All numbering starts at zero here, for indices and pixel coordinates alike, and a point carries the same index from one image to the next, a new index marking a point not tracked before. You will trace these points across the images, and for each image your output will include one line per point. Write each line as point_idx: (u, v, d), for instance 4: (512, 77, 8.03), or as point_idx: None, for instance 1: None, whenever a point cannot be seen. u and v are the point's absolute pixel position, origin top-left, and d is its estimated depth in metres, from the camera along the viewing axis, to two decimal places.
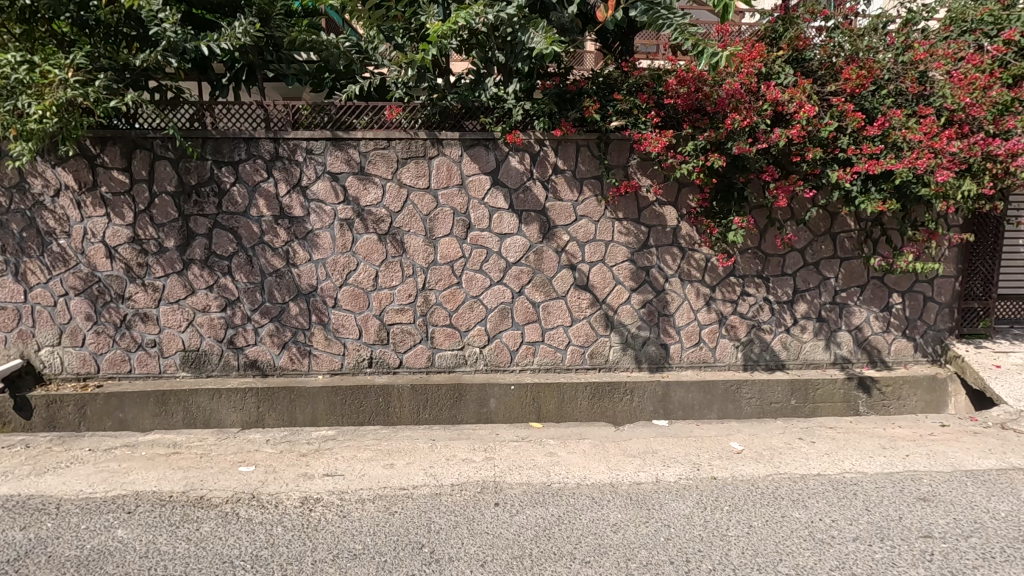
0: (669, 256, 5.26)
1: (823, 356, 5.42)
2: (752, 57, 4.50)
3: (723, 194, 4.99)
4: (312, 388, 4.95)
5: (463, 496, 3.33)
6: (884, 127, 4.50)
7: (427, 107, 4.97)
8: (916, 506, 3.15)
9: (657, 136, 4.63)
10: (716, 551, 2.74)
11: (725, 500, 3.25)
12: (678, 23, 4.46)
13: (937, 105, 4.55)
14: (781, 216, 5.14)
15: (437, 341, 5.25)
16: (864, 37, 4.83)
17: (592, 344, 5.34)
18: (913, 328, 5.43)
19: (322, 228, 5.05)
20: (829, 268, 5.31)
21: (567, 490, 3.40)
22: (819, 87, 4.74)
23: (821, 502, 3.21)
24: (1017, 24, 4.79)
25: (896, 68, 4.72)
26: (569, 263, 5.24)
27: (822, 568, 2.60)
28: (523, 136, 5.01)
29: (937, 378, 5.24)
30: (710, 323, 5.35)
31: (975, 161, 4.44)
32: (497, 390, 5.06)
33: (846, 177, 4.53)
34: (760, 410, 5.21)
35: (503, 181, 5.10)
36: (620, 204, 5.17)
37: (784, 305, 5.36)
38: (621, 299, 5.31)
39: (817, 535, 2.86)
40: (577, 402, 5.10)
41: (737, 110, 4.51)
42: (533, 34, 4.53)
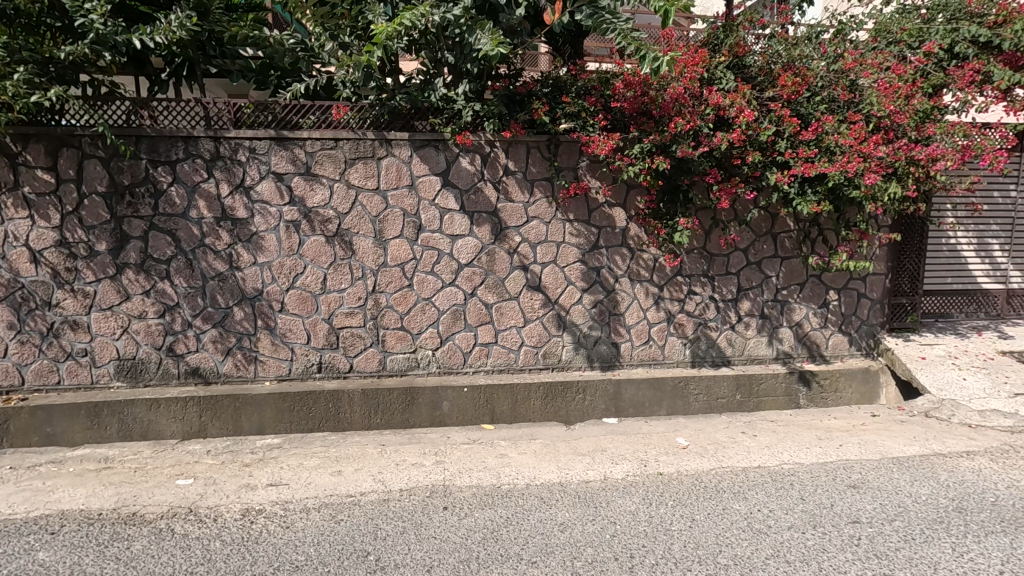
0: (619, 257, 5.36)
1: (766, 352, 5.63)
2: (695, 62, 4.63)
3: (670, 195, 5.14)
4: (258, 394, 4.77)
5: (411, 501, 3.29)
6: (819, 132, 4.70)
7: (375, 107, 4.92)
8: (846, 493, 3.31)
9: (604, 138, 4.73)
10: (659, 546, 2.80)
11: (669, 495, 3.33)
12: (621, 27, 4.55)
13: (865, 112, 4.79)
14: (725, 216, 5.34)
15: (389, 344, 5.17)
16: (799, 46, 5.06)
17: (544, 344, 5.37)
18: (848, 323, 5.71)
19: (267, 229, 4.90)
20: (770, 267, 5.53)
21: (516, 491, 3.41)
22: (758, 92, 4.92)
23: (759, 493, 3.33)
24: (936, 37, 5.12)
25: (828, 76, 4.95)
26: (521, 264, 5.26)
27: (758, 557, 2.69)
28: (474, 137, 5.01)
29: (870, 371, 5.53)
30: (659, 321, 5.48)
31: (900, 165, 4.69)
32: (450, 392, 5.02)
33: (784, 179, 4.70)
34: (707, 405, 5.35)
35: (453, 182, 5.08)
36: (571, 205, 5.24)
37: (728, 303, 5.54)
38: (572, 299, 5.37)
39: (755, 526, 2.96)
40: (531, 403, 5.12)
41: (680, 114, 4.64)
42: (479, 35, 4.52)
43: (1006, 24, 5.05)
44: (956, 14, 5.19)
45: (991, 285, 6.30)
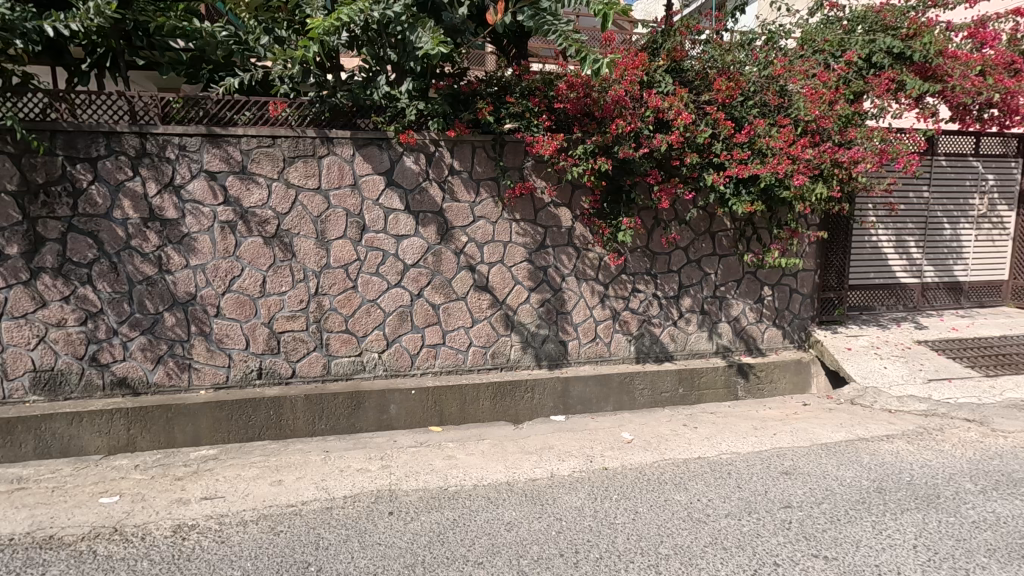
0: (565, 256, 5.43)
1: (707, 346, 5.84)
2: (634, 65, 4.74)
3: (614, 196, 5.26)
4: (192, 404, 4.53)
5: (355, 508, 3.21)
6: (751, 135, 4.91)
7: (315, 104, 4.80)
8: (779, 479, 3.47)
9: (548, 139, 4.78)
10: (604, 539, 2.84)
11: (614, 489, 3.39)
12: (563, 29, 4.61)
13: (794, 116, 5.03)
14: (666, 216, 5.51)
15: (333, 347, 5.04)
16: (733, 52, 5.27)
17: (492, 344, 5.37)
18: (782, 318, 6.00)
19: (200, 230, 4.67)
20: (709, 265, 5.74)
21: (463, 493, 3.38)
22: (695, 96, 5.09)
23: (699, 483, 3.45)
24: (855, 48, 5.45)
25: (759, 81, 5.18)
26: (468, 265, 5.24)
27: (698, 545, 2.78)
28: (418, 136, 4.95)
29: (801, 362, 5.83)
30: (605, 319, 5.59)
31: (825, 167, 4.94)
32: (398, 395, 4.93)
33: (720, 180, 4.88)
34: (652, 400, 5.50)
35: (398, 182, 5.01)
36: (517, 205, 5.26)
37: (671, 300, 5.71)
38: (520, 299, 5.39)
39: (694, 515, 3.06)
40: (479, 403, 5.10)
41: (621, 116, 4.74)
42: (421, 34, 4.46)
43: (917, 36, 5.43)
44: (873, 26, 5.55)
45: (909, 279, 6.77)
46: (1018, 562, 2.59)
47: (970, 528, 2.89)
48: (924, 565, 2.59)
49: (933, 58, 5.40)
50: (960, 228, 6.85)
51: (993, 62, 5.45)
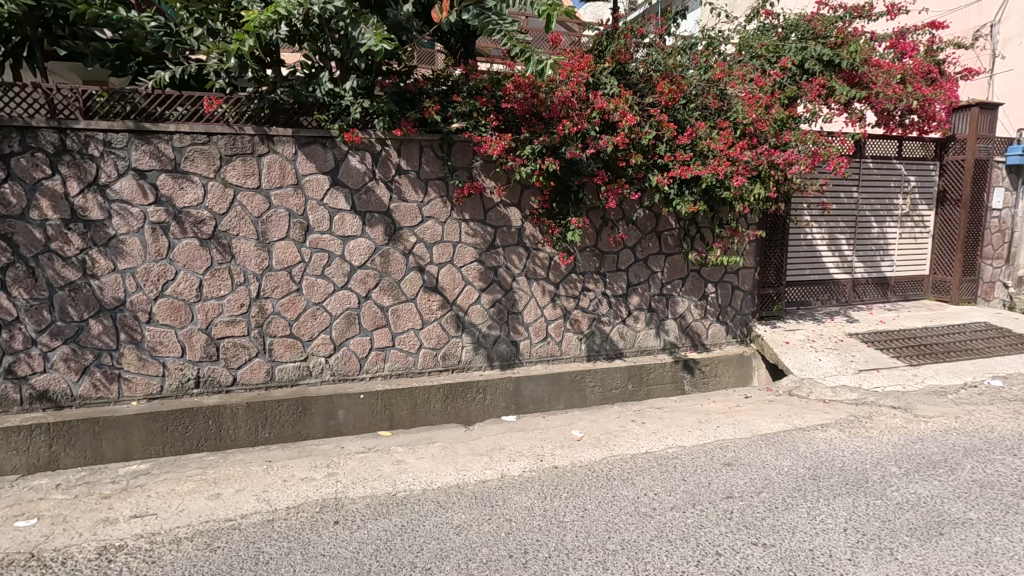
0: (515, 256, 5.44)
1: (655, 343, 5.98)
2: (580, 67, 4.79)
3: (562, 196, 5.31)
4: (123, 416, 4.27)
5: (299, 518, 3.10)
6: (693, 137, 5.05)
7: (254, 101, 4.61)
8: (721, 471, 3.59)
9: (496, 139, 4.76)
10: (553, 538, 2.86)
11: (564, 488, 3.42)
12: (507, 29, 4.60)
13: (733, 119, 5.21)
14: (614, 216, 5.61)
15: (277, 352, 4.86)
16: (675, 55, 5.41)
17: (443, 345, 5.32)
18: (725, 314, 6.21)
19: (129, 232, 4.41)
20: (656, 263, 5.88)
21: (412, 497, 3.33)
22: (640, 98, 5.20)
23: (645, 478, 3.52)
24: (789, 54, 5.71)
25: (700, 85, 5.34)
26: (417, 265, 5.17)
27: (644, 539, 2.83)
28: (363, 135, 4.84)
29: (744, 356, 6.06)
30: (556, 318, 5.63)
31: (763, 168, 5.14)
32: (346, 400, 4.81)
33: (664, 181, 5.01)
34: (603, 397, 5.58)
35: (343, 181, 4.88)
36: (466, 205, 5.24)
37: (620, 298, 5.81)
38: (470, 299, 5.36)
39: (641, 510, 3.12)
40: (431, 405, 5.04)
41: (568, 116, 4.78)
42: (363, 30, 4.33)
43: (844, 45, 5.73)
44: (805, 34, 5.82)
45: (841, 275, 7.14)
46: (936, 539, 2.77)
47: (895, 509, 3.07)
48: (853, 546, 2.73)
49: (859, 66, 5.71)
50: (886, 227, 7.28)
51: (913, 70, 5.82)
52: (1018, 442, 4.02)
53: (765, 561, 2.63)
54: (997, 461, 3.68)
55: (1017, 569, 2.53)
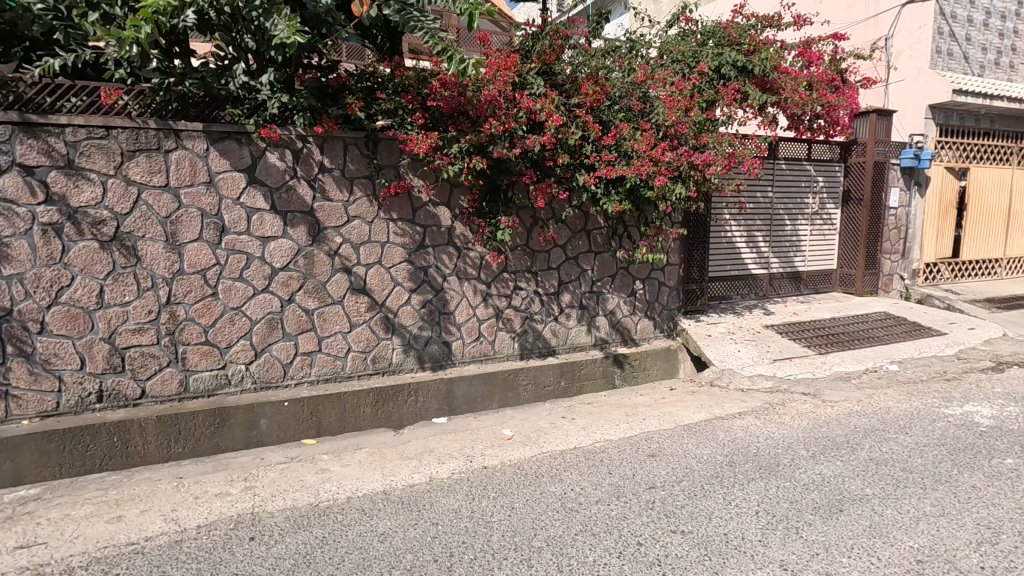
0: (446, 256, 5.38)
1: (586, 340, 6.09)
2: (506, 66, 4.80)
3: (492, 195, 5.31)
4: (12, 437, 3.86)
5: (211, 537, 2.92)
6: (617, 137, 5.18)
7: (159, 92, 4.32)
8: (645, 462, 3.70)
9: (422, 137, 4.68)
10: (479, 539, 2.84)
11: (493, 487, 3.41)
12: (429, 27, 4.54)
13: (655, 121, 5.38)
14: (544, 215, 5.68)
15: (191, 361, 4.56)
16: (599, 58, 5.53)
17: (373, 348, 5.18)
18: (652, 309, 6.42)
19: (15, 234, 4.00)
20: (586, 261, 6.00)
21: (335, 507, 3.21)
22: (566, 99, 5.28)
23: (573, 473, 3.57)
24: (706, 60, 5.96)
25: (623, 87, 5.48)
26: (343, 267, 5.01)
27: (569, 534, 2.87)
28: (282, 131, 4.63)
29: (670, 350, 6.29)
30: (488, 318, 5.62)
31: (683, 169, 5.33)
32: (269, 408, 4.58)
33: (591, 181, 5.11)
34: (536, 395, 5.63)
35: (261, 180, 4.65)
36: (394, 205, 5.13)
37: (551, 296, 5.88)
38: (400, 300, 5.26)
39: (567, 505, 3.16)
40: (360, 410, 4.89)
41: (495, 116, 4.78)
42: (277, 21, 4.15)
43: (756, 52, 6.04)
44: (721, 40, 6.09)
45: (759, 270, 7.56)
46: (836, 516, 2.97)
47: (801, 490, 3.26)
48: (763, 528, 2.88)
49: (770, 73, 6.04)
50: (798, 224, 7.77)
51: (818, 78, 6.21)
52: (909, 421, 4.39)
53: (683, 547, 2.73)
54: (891, 440, 4.01)
55: (904, 538, 2.75)
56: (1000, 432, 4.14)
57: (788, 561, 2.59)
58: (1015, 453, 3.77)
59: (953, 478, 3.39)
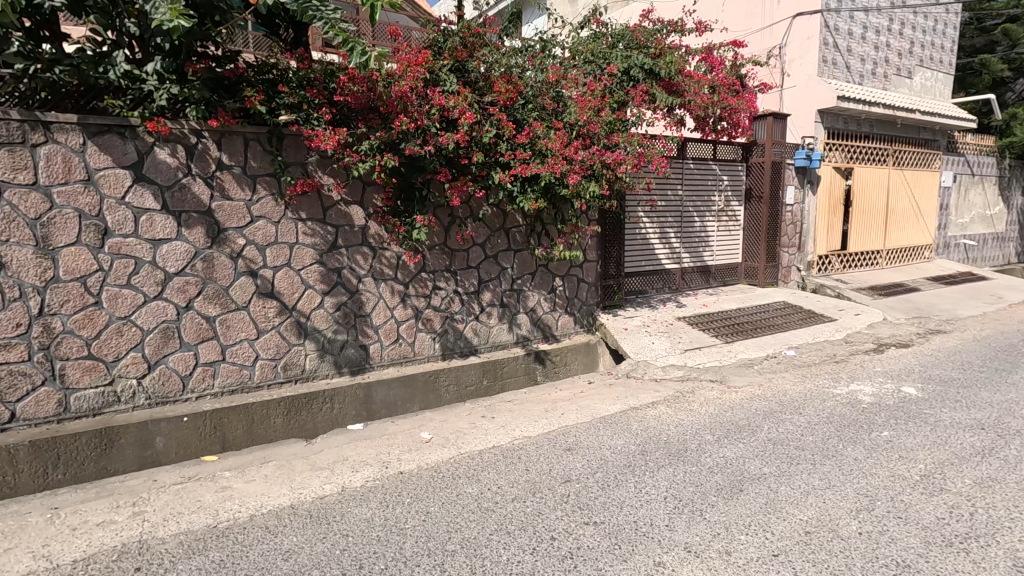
0: (360, 256, 5.21)
1: (508, 338, 6.10)
2: (417, 62, 4.70)
3: (406, 194, 5.20)
4: None
5: (89, 572, 2.64)
6: (531, 136, 5.21)
7: (23, 79, 3.89)
8: (562, 456, 3.75)
9: (329, 134, 4.49)
10: (391, 547, 2.75)
11: (408, 493, 3.33)
12: (328, 17, 4.36)
13: (567, 120, 5.48)
14: (461, 213, 5.63)
15: (71, 379, 4.08)
16: (511, 57, 5.55)
17: (283, 355, 4.91)
18: (572, 305, 6.54)
19: None
20: (506, 259, 6.02)
21: (236, 527, 3.01)
22: (479, 96, 5.24)
23: (490, 472, 3.56)
24: (616, 61, 6.14)
25: (536, 86, 5.53)
26: (248, 270, 4.71)
27: (484, 534, 2.85)
28: (172, 125, 4.29)
29: (590, 345, 6.44)
30: (407, 319, 5.50)
31: (596, 167, 5.47)
32: (166, 425, 4.21)
33: (507, 179, 5.13)
34: (458, 395, 5.57)
35: (149, 177, 4.28)
36: (302, 204, 4.90)
37: (471, 295, 5.84)
38: (312, 304, 5.02)
39: (483, 505, 3.14)
40: (271, 421, 4.62)
41: (406, 112, 4.66)
42: (159, 4, 3.82)
43: (662, 55, 6.28)
44: (630, 43, 6.29)
45: (672, 265, 7.91)
46: (736, 496, 3.14)
47: (706, 473, 3.42)
48: (670, 512, 2.99)
49: (675, 76, 6.31)
50: (706, 221, 8.20)
51: (720, 81, 6.55)
52: (802, 402, 4.74)
53: (594, 538, 2.78)
54: (786, 420, 4.31)
55: (795, 512, 2.95)
56: (878, 407, 4.56)
57: (692, 543, 2.70)
58: (891, 425, 4.17)
59: (838, 452, 3.69)
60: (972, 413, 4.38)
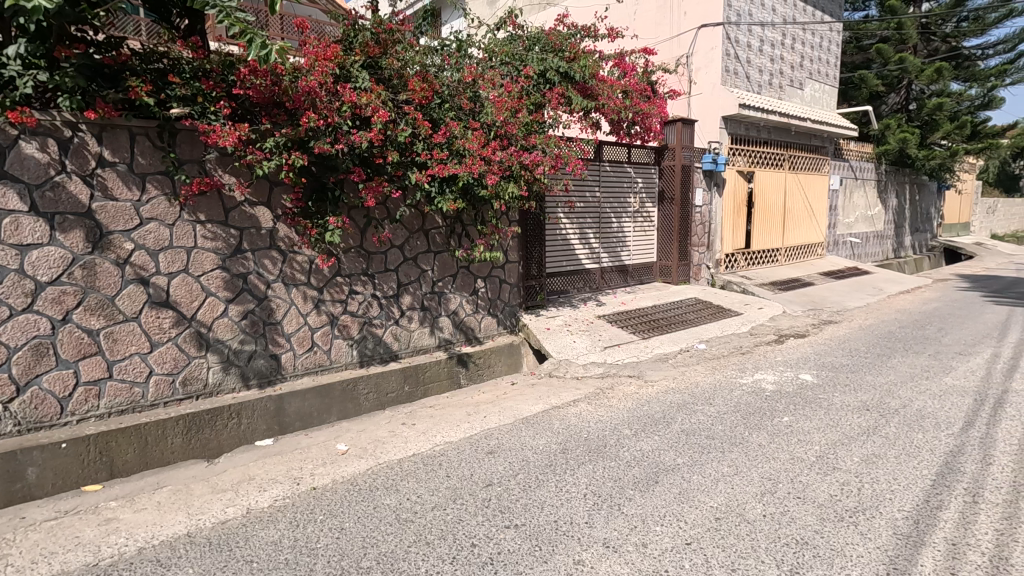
0: (268, 260, 4.90)
1: (430, 341, 5.98)
2: (326, 57, 4.49)
3: (318, 194, 4.96)
4: None
5: None
6: (448, 136, 5.13)
7: None
8: (483, 460, 3.69)
9: (229, 129, 4.18)
10: (301, 570, 2.58)
11: (321, 509, 3.15)
12: (222, 5, 4.08)
13: (484, 120, 5.44)
14: (378, 215, 5.46)
15: None
16: (425, 55, 5.44)
17: (182, 369, 4.50)
18: (494, 307, 6.52)
19: None
20: (426, 262, 5.90)
21: (122, 563, 2.70)
22: (393, 95, 5.09)
23: (409, 481, 3.44)
24: (532, 64, 6.18)
25: (452, 86, 5.46)
26: (138, 277, 4.27)
27: (402, 547, 2.74)
28: (42, 116, 3.82)
29: (513, 346, 6.46)
30: (322, 325, 5.24)
31: (514, 168, 5.49)
32: (39, 453, 3.67)
33: (423, 179, 5.03)
34: (378, 403, 5.38)
35: (14, 175, 3.76)
36: (200, 204, 4.53)
37: (391, 299, 5.67)
38: (215, 312, 4.65)
39: (402, 516, 3.03)
40: (168, 442, 4.20)
41: (314, 108, 4.43)
42: None
43: (576, 60, 6.41)
44: (545, 47, 6.37)
45: (591, 265, 8.11)
46: (652, 488, 3.22)
47: (624, 467, 3.50)
48: (590, 509, 3.02)
49: (589, 80, 6.46)
50: (623, 221, 8.48)
51: (631, 87, 6.79)
52: (712, 393, 4.99)
53: (515, 541, 2.75)
54: (698, 411, 4.51)
55: (706, 500, 3.08)
56: (779, 395, 4.88)
57: (610, 538, 2.74)
58: (790, 411, 4.47)
59: (744, 439, 3.89)
60: (859, 396, 4.78)
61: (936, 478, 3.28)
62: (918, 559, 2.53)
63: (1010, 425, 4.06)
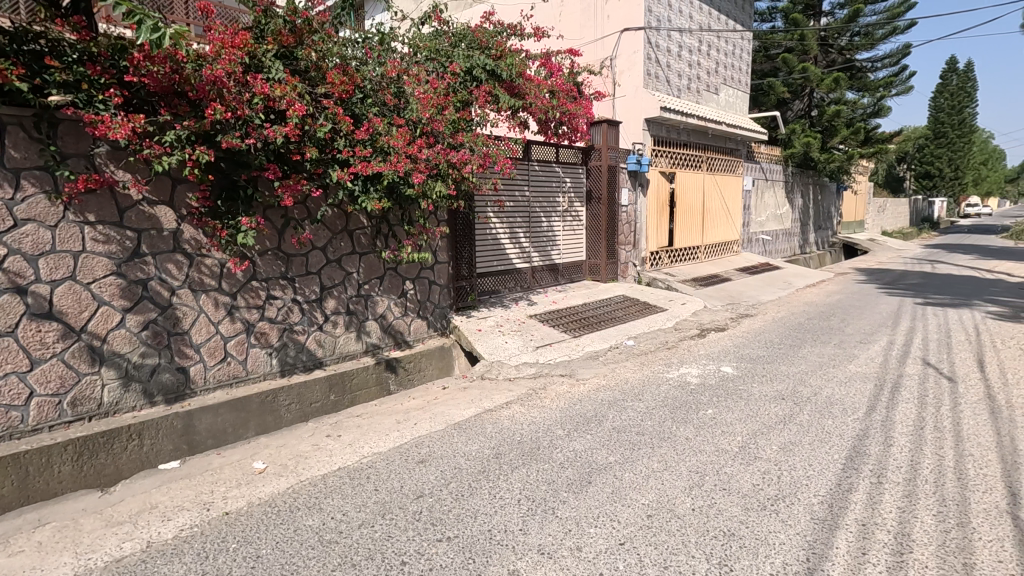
0: (172, 265, 4.48)
1: (356, 347, 5.73)
2: (233, 45, 4.14)
3: (229, 192, 4.58)
4: None
5: None
6: (371, 132, 4.91)
7: None
8: (414, 470, 3.55)
9: (121, 120, 3.75)
10: None
11: (234, 536, 2.89)
12: None
13: (410, 117, 5.25)
14: (297, 215, 5.15)
15: None
16: (345, 46, 5.17)
17: (71, 389, 3.98)
18: (424, 309, 6.36)
19: None
20: (350, 264, 5.64)
21: None
22: (310, 88, 4.80)
23: (334, 499, 3.23)
24: (458, 60, 6.02)
25: (374, 80, 5.23)
26: (12, 286, 3.73)
27: (325, 571, 2.56)
28: None
29: (444, 348, 6.33)
30: (236, 334, 4.87)
31: (441, 166, 5.36)
32: None
33: (345, 177, 4.78)
34: (301, 415, 5.07)
35: None
36: (88, 204, 4.05)
37: (313, 303, 5.37)
38: (110, 323, 4.17)
39: (326, 537, 2.83)
40: (56, 471, 3.71)
41: (221, 99, 4.08)
42: None
43: (503, 58, 6.34)
44: (471, 44, 6.25)
45: (522, 264, 8.11)
46: (585, 489, 3.21)
47: (558, 469, 3.47)
48: (524, 515, 2.96)
49: (516, 78, 6.42)
50: (552, 221, 8.54)
51: (558, 87, 6.82)
52: (641, 389, 5.09)
53: (448, 556, 2.63)
54: (628, 408, 4.58)
55: (637, 497, 3.10)
56: (703, 388, 5.06)
57: (545, 544, 2.69)
58: (714, 403, 4.63)
59: (672, 434, 3.98)
60: (775, 386, 5.04)
61: (846, 462, 3.49)
62: (834, 541, 2.66)
63: (906, 408, 4.41)
